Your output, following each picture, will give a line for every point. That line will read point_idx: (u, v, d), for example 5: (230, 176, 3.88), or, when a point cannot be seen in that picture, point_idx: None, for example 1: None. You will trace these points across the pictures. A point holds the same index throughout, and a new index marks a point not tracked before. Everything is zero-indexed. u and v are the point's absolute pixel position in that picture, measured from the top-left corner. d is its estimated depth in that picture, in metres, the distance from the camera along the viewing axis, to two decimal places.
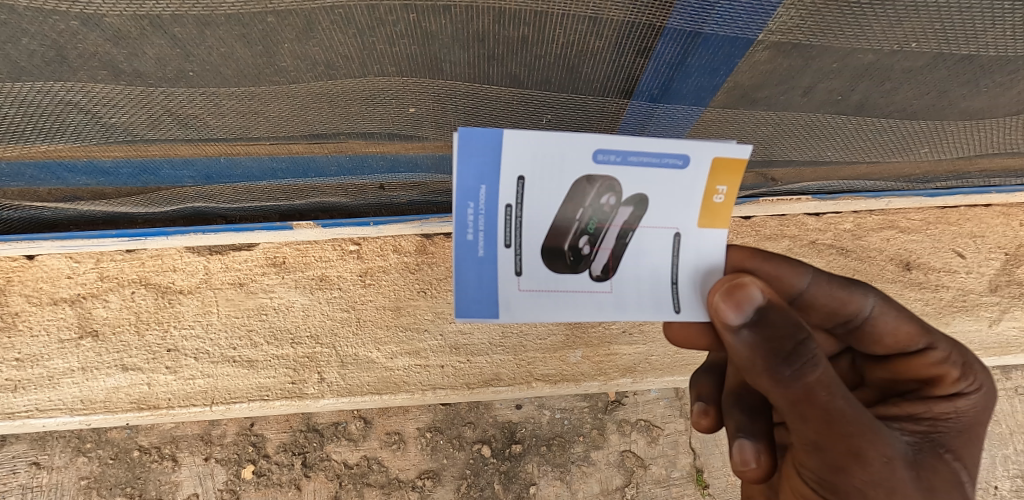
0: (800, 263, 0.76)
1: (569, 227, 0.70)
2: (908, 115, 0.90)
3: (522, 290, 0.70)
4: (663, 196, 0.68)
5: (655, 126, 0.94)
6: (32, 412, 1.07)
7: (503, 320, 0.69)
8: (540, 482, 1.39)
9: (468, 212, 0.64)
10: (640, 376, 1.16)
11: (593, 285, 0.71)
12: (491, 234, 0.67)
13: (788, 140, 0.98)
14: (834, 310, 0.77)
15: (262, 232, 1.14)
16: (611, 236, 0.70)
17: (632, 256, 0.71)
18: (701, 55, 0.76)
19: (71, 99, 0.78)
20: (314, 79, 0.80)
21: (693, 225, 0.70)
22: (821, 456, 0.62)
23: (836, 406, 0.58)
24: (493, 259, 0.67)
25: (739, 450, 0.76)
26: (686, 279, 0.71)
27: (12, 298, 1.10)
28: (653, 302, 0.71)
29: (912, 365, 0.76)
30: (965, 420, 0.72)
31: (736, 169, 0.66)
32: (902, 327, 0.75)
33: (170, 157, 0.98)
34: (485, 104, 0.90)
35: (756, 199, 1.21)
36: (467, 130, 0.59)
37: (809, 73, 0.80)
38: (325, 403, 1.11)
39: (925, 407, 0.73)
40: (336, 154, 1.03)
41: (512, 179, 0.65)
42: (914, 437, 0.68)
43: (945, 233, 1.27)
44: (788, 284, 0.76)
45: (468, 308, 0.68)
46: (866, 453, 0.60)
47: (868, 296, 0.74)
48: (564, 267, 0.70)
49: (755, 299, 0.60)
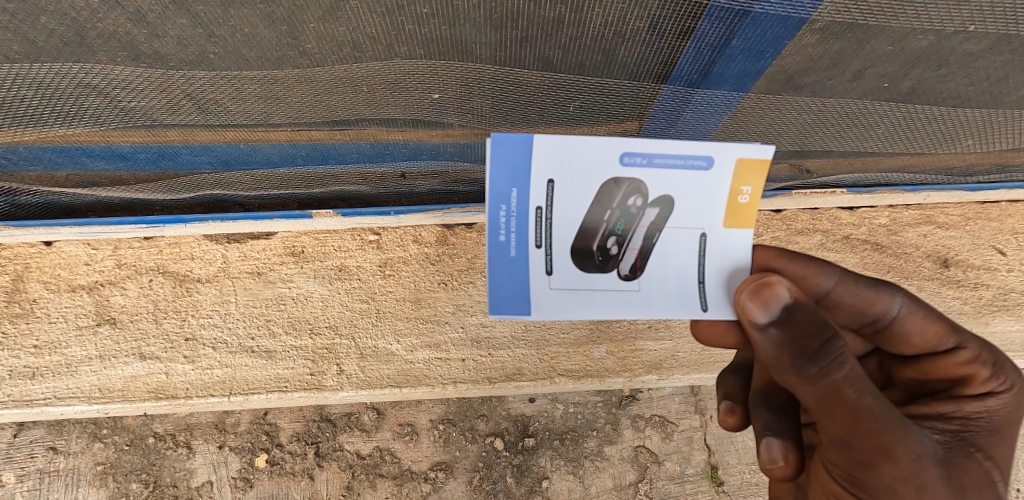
0: (826, 263, 0.71)
1: (598, 227, 0.65)
2: (962, 102, 0.86)
3: (554, 288, 0.65)
4: (690, 199, 0.64)
5: (693, 112, 0.89)
6: (49, 401, 1.05)
7: (535, 318, 0.64)
8: (553, 476, 1.36)
9: (500, 213, 0.62)
10: (667, 373, 1.13)
11: (622, 285, 0.66)
12: (522, 235, 0.64)
13: (829, 130, 0.92)
14: (860, 310, 0.71)
15: (282, 221, 1.13)
16: (639, 237, 0.65)
17: (661, 256, 0.66)
18: (747, 36, 0.72)
19: (90, 82, 0.76)
20: (338, 62, 0.77)
21: (719, 225, 0.66)
22: (847, 452, 0.58)
23: (864, 403, 0.54)
24: (524, 259, 0.64)
25: (766, 449, 0.72)
26: (715, 279, 0.66)
27: (30, 285, 1.09)
28: (682, 301, 0.66)
29: (941, 364, 0.70)
30: (996, 420, 0.66)
31: (760, 170, 0.63)
32: (930, 327, 0.70)
33: (189, 143, 0.96)
34: (514, 90, 0.86)
35: (788, 192, 1.16)
36: (500, 135, 0.56)
37: (862, 55, 0.76)
38: (343, 396, 1.09)
39: (955, 406, 0.66)
40: (357, 141, 1.00)
41: (542, 182, 0.62)
42: (944, 435, 0.63)
43: (985, 229, 1.22)
44: (813, 285, 0.72)
45: (501, 306, 0.63)
46: (893, 449, 0.56)
47: (896, 296, 0.69)
48: (593, 266, 0.66)
49: (783, 297, 0.57)
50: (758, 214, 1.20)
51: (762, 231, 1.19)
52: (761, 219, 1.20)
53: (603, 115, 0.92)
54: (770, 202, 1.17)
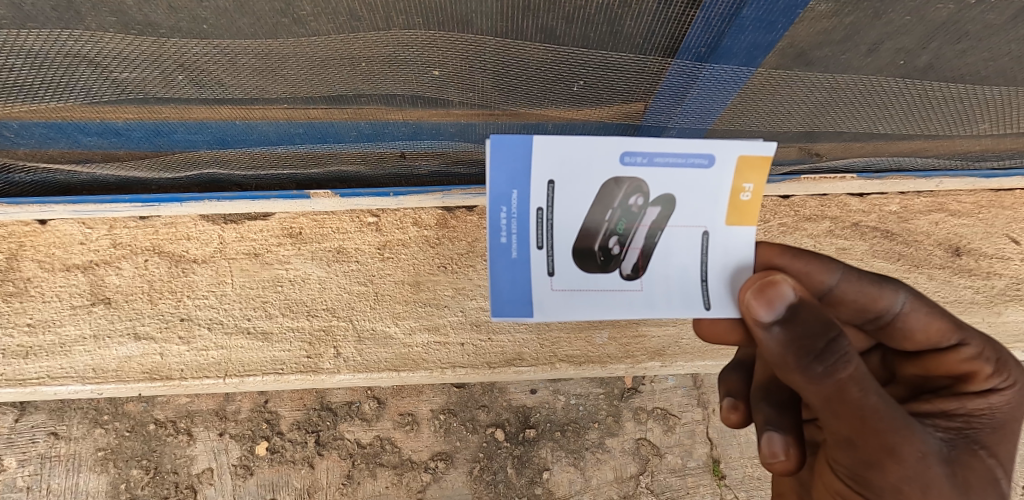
0: (828, 258, 0.67)
1: (599, 227, 0.62)
2: (980, 79, 0.82)
3: (555, 290, 0.62)
4: (693, 197, 0.61)
5: (701, 90, 0.86)
6: (43, 381, 1.04)
7: (537, 320, 0.61)
8: (554, 467, 1.35)
9: (500, 216, 0.60)
10: (670, 360, 1.11)
11: (624, 285, 0.63)
12: (523, 235, 0.61)
13: (841, 109, 0.89)
14: (863, 307, 0.68)
15: (278, 201, 1.11)
16: (641, 236, 0.62)
17: (663, 255, 0.63)
18: (758, 5, 0.68)
19: (79, 50, 0.74)
20: (335, 32, 0.75)
21: (721, 223, 0.63)
22: (852, 452, 0.56)
23: (869, 402, 0.52)
24: (524, 261, 0.61)
25: (767, 443, 0.70)
26: (718, 278, 0.63)
27: (24, 264, 1.08)
28: (684, 300, 0.63)
29: (943, 361, 0.68)
30: (1001, 418, 0.64)
31: (763, 168, 0.60)
32: (934, 323, 0.67)
33: (184, 120, 0.94)
34: (517, 66, 0.83)
35: (797, 177, 1.13)
36: (498, 136, 0.55)
37: (877, 26, 0.73)
38: (341, 379, 1.08)
39: (959, 404, 0.64)
40: (356, 119, 0.98)
41: (541, 182, 0.59)
42: (947, 433, 0.61)
43: (998, 217, 1.19)
44: (816, 282, 0.68)
45: (503, 309, 0.60)
46: (900, 449, 0.53)
47: (900, 292, 0.66)
48: (595, 267, 0.62)
49: (787, 296, 0.54)
50: (765, 199, 1.18)
51: (768, 217, 1.17)
52: (768, 205, 1.17)
53: (607, 92, 0.88)
54: (777, 187, 1.14)
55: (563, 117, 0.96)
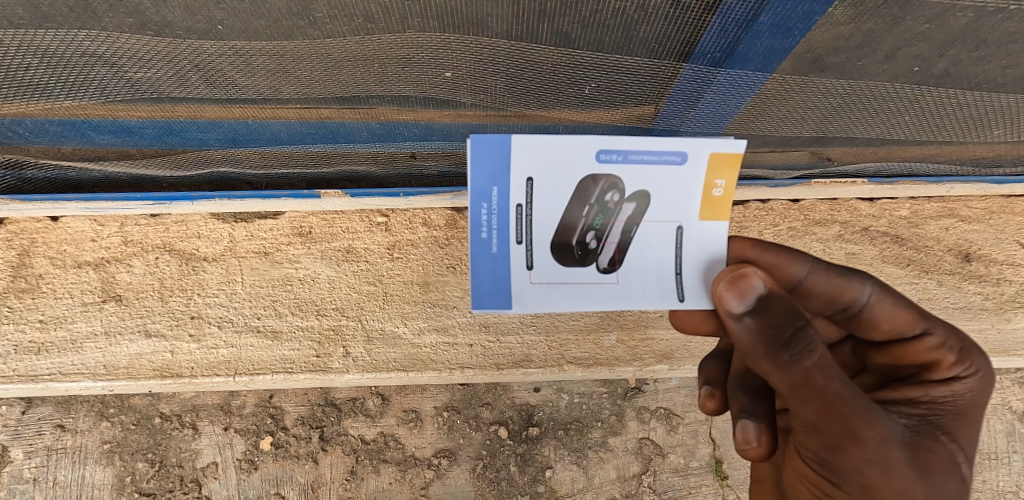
0: (799, 250, 0.68)
1: (576, 223, 0.63)
2: (996, 87, 0.82)
3: (533, 283, 0.63)
4: (668, 193, 0.61)
5: (714, 94, 0.85)
6: (55, 377, 1.05)
7: (516, 311, 0.63)
8: (557, 465, 1.36)
9: (481, 212, 0.60)
10: (678, 363, 1.11)
11: (601, 278, 0.63)
12: (504, 232, 0.61)
13: (854, 115, 0.88)
14: (832, 298, 0.68)
15: (289, 200, 1.10)
16: (617, 231, 0.62)
17: (639, 250, 0.63)
18: (776, 11, 0.68)
19: (96, 50, 0.75)
20: (351, 36, 0.75)
21: (696, 218, 0.63)
22: (818, 438, 0.56)
23: (834, 388, 0.52)
24: (505, 256, 0.62)
25: (741, 431, 0.70)
26: (694, 270, 0.63)
27: (36, 260, 1.08)
28: (660, 292, 0.63)
29: (909, 350, 0.67)
30: (964, 405, 0.63)
31: (734, 163, 0.60)
32: (902, 312, 0.66)
33: (196, 119, 0.94)
34: (531, 68, 0.82)
35: (808, 181, 1.12)
36: (479, 134, 0.56)
37: (896, 34, 0.72)
38: (350, 379, 1.08)
39: (923, 391, 0.64)
40: (368, 119, 0.97)
41: (520, 180, 0.60)
42: (911, 420, 0.61)
43: (1009, 224, 1.18)
44: (786, 274, 0.68)
45: (483, 300, 0.62)
46: (863, 434, 0.53)
47: (867, 284, 0.65)
48: (572, 260, 0.63)
49: (758, 288, 0.55)
50: (774, 203, 1.17)
51: (777, 220, 1.17)
52: (777, 208, 1.17)
53: (619, 95, 0.88)
54: (788, 191, 1.14)
55: (575, 119, 0.95)
